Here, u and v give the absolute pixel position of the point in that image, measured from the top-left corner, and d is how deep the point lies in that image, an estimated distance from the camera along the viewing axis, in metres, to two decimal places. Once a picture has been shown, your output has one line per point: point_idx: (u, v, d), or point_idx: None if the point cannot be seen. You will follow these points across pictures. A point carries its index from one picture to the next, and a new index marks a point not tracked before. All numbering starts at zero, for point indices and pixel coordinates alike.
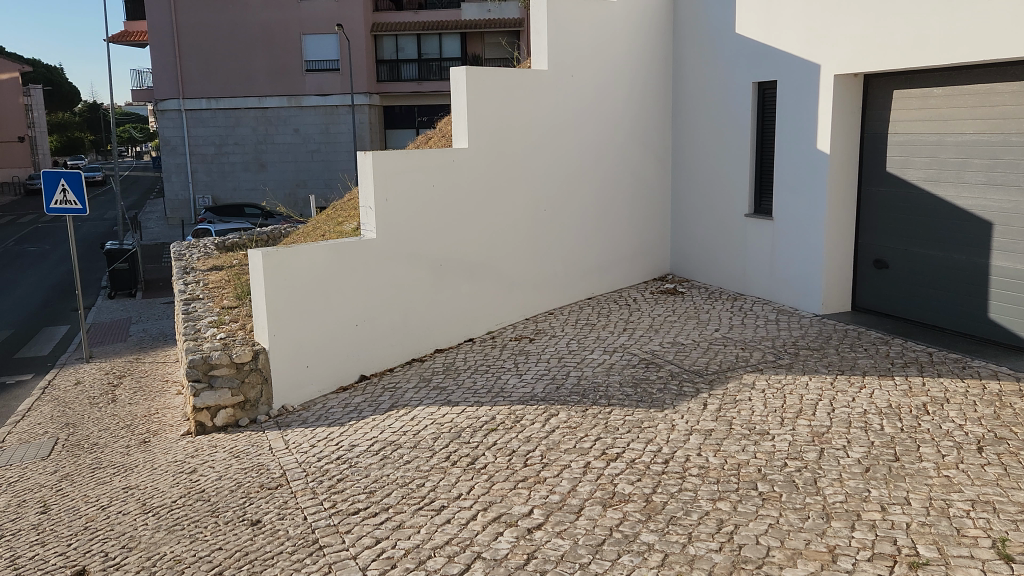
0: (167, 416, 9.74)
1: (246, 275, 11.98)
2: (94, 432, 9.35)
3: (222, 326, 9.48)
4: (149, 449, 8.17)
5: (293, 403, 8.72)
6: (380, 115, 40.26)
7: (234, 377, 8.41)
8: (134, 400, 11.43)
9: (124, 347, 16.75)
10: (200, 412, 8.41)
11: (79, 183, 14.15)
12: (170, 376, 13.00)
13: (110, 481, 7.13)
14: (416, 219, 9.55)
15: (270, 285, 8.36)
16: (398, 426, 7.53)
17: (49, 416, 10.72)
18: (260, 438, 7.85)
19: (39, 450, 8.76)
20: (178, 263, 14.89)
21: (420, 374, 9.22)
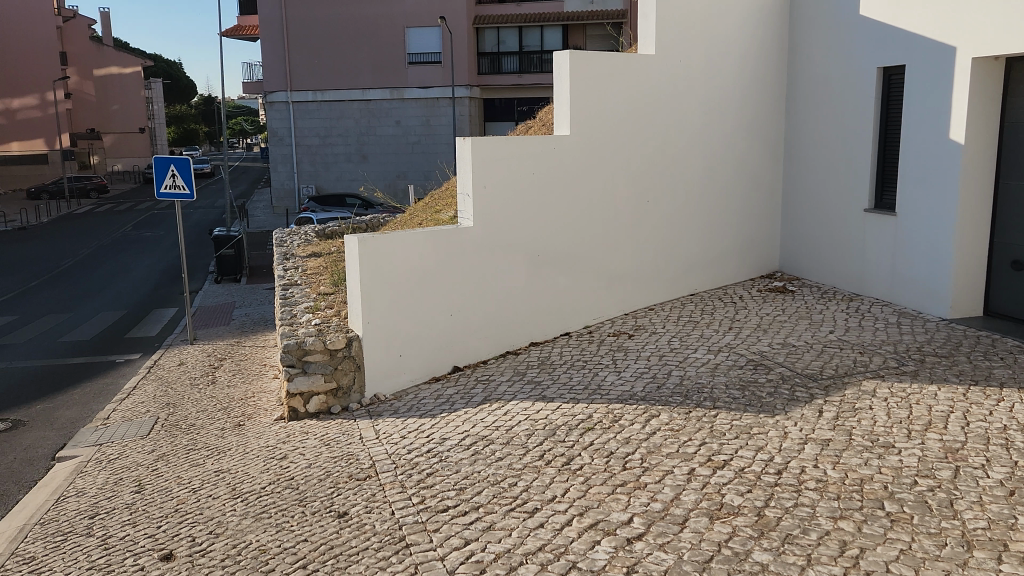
0: (263, 400, 9.80)
1: (343, 263, 12.00)
2: (193, 413, 9.49)
3: (317, 312, 9.45)
4: (243, 433, 8.18)
5: (385, 392, 8.58)
6: (479, 108, 40.30)
7: (327, 363, 8.34)
8: (233, 382, 11.61)
9: (226, 330, 17.19)
10: (292, 398, 8.37)
11: (188, 169, 14.54)
12: (268, 360, 13.19)
13: (204, 463, 7.14)
14: (514, 208, 9.27)
15: (365, 271, 8.23)
16: (491, 420, 7.27)
17: (153, 395, 11.01)
18: (351, 427, 7.74)
19: (140, 428, 8.93)
20: (279, 249, 15.15)
21: (514, 368, 8.94)
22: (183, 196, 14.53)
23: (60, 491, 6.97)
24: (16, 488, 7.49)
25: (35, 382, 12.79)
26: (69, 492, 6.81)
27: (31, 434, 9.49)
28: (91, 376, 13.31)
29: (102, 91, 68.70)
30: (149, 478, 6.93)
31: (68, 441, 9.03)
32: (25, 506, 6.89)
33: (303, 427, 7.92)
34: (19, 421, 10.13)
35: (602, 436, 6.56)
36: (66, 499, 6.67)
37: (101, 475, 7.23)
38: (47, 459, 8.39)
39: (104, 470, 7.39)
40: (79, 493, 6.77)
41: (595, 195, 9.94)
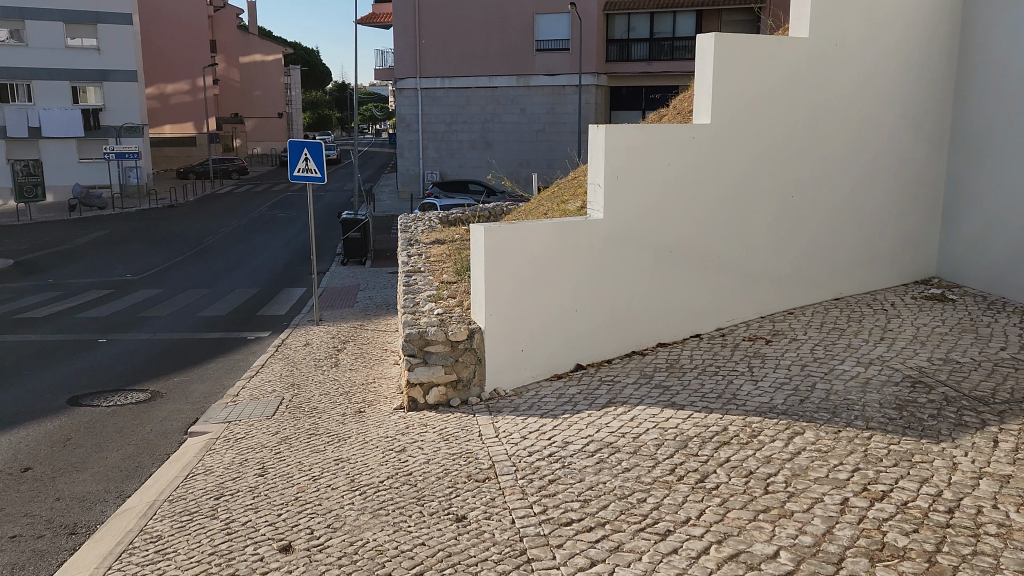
0: (383, 386, 9.75)
1: (467, 251, 11.84)
2: (316, 396, 9.55)
3: (440, 301, 9.28)
4: (363, 420, 8.11)
5: (506, 387, 8.31)
6: (607, 96, 39.55)
7: (448, 355, 8.15)
8: (355, 366, 11.69)
9: (351, 312, 17.48)
10: (412, 387, 8.22)
11: (320, 153, 14.75)
12: (389, 345, 13.24)
13: (325, 450, 7.08)
14: (648, 201, 8.78)
15: (490, 262, 7.97)
16: (617, 425, 6.87)
17: (279, 375, 11.22)
18: (471, 422, 7.50)
19: (265, 408, 9.04)
20: (404, 235, 15.20)
21: (641, 369, 8.47)
22: (315, 179, 14.77)
23: (189, 467, 7.01)
24: (148, 459, 7.66)
25: (173, 355, 13.32)
26: (196, 470, 6.88)
27: (166, 406, 9.80)
28: (224, 352, 13.76)
29: (245, 77, 72.07)
30: (271, 461, 6.91)
31: (199, 415, 9.25)
32: (156, 479, 6.95)
33: (422, 419, 7.75)
34: (156, 393, 10.50)
35: (739, 453, 6.04)
36: (195, 477, 6.69)
37: (227, 455, 7.29)
38: (179, 432, 8.59)
39: (230, 449, 7.45)
40: (206, 472, 6.82)
41: (735, 189, 9.31)
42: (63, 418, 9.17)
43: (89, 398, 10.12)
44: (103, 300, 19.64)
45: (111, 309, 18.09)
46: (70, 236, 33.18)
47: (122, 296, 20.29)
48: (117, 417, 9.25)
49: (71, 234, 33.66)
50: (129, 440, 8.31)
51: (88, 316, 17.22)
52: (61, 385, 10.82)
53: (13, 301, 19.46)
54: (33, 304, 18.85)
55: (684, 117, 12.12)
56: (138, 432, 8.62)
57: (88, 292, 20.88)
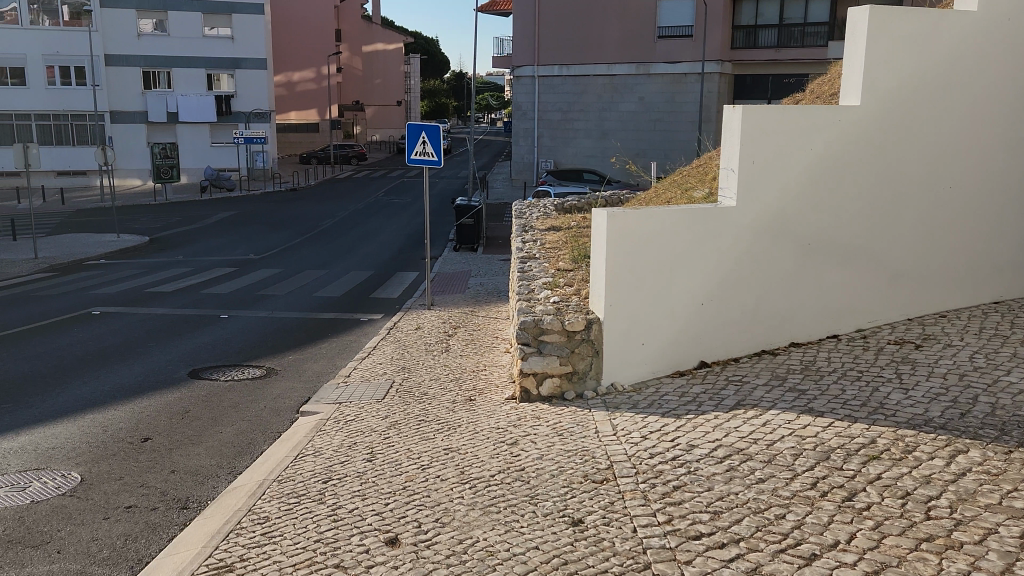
0: (495, 375, 9.44)
1: (585, 238, 11.41)
2: (427, 381, 9.34)
3: (556, 289, 8.90)
4: (474, 409, 7.81)
5: (624, 382, 7.85)
6: (730, 84, 38.07)
7: (565, 345, 7.76)
8: (467, 352, 11.46)
9: (462, 298, 17.36)
10: (526, 377, 7.88)
11: (438, 136, 14.60)
12: (500, 333, 12.99)
13: (434, 438, 6.82)
14: (785, 188, 8.10)
15: (614, 249, 7.52)
16: (747, 430, 6.29)
17: (390, 357, 11.14)
18: (587, 418, 7.08)
19: (375, 391, 8.90)
20: (519, 221, 14.90)
21: (773, 371, 7.82)
22: (431, 162, 14.64)
23: (299, 447, 6.89)
24: (260, 436, 7.63)
25: (289, 333, 13.49)
26: (306, 451, 6.75)
27: (280, 384, 9.84)
28: (337, 332, 13.85)
29: (367, 66, 73.71)
30: (380, 447, 6.70)
31: (311, 395, 9.21)
32: (267, 457, 6.86)
33: (535, 412, 7.41)
34: (271, 370, 10.59)
35: (890, 470, 5.38)
36: (305, 457, 6.54)
37: (336, 437, 7.14)
38: (292, 411, 8.56)
39: (339, 432, 7.31)
40: (315, 453, 6.67)
41: (883, 177, 8.48)
42: (181, 390, 9.32)
43: (208, 372, 10.29)
44: (227, 277, 20.29)
45: (233, 287, 18.64)
46: (200, 215, 34.70)
47: (244, 274, 20.92)
48: (233, 393, 9.33)
49: (200, 213, 35.22)
50: (243, 416, 8.32)
51: (212, 292, 17.78)
52: (182, 358, 11.07)
53: (145, 275, 20.37)
54: (163, 279, 19.67)
55: (824, 100, 11.22)
56: (251, 408, 8.64)
57: (214, 269, 21.65)
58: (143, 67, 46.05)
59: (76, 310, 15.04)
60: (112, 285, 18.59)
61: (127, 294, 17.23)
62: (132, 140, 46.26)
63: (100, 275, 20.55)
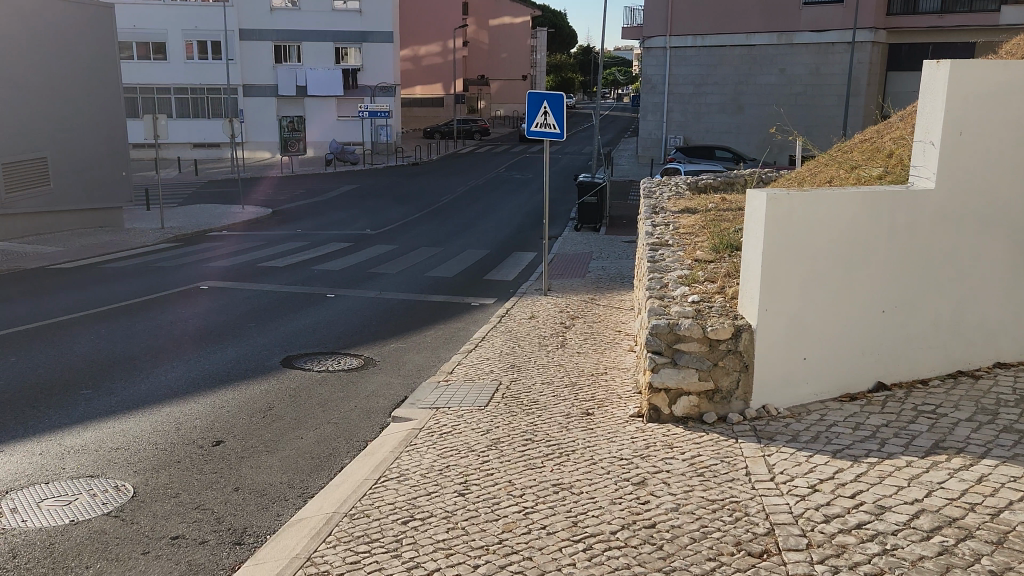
0: (616, 383, 8.09)
1: (727, 224, 9.84)
2: (538, 385, 8.11)
3: (694, 285, 7.44)
4: (592, 430, 6.51)
5: (779, 405, 6.38)
6: (883, 55, 34.63)
7: (705, 358, 6.35)
8: (585, 349, 10.15)
9: (582, 283, 16.02)
10: (656, 394, 6.47)
11: (561, 106, 13.25)
12: (624, 327, 11.60)
13: (542, 467, 5.58)
14: (1000, 166, 6.32)
15: (772, 241, 6.04)
16: (957, 489, 4.68)
17: (499, 352, 10.00)
18: (732, 452, 5.64)
19: (478, 396, 7.76)
20: (647, 201, 13.39)
21: (976, 400, 6.05)
22: (553, 135, 13.32)
23: (385, 465, 5.84)
24: (345, 445, 6.65)
25: (395, 317, 12.62)
26: (389, 473, 5.68)
27: (376, 380, 8.87)
28: (446, 318, 12.85)
29: (494, 40, 72.89)
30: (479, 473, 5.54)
31: (409, 395, 8.18)
32: (345, 478, 5.88)
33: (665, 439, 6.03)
34: (370, 362, 9.68)
35: None
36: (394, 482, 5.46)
37: (427, 455, 6.03)
38: (386, 414, 7.56)
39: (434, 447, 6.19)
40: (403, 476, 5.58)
41: None
42: (272, 382, 8.53)
43: (303, 362, 9.48)
44: (342, 252, 19.80)
45: (347, 263, 18.08)
46: (324, 188, 34.88)
47: (359, 250, 20.40)
48: (325, 388, 8.45)
49: (324, 186, 35.40)
50: (332, 419, 7.38)
51: (325, 268, 17.26)
52: (281, 343, 10.35)
53: (263, 248, 20.20)
54: (279, 253, 19.39)
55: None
56: (342, 409, 7.70)
57: (330, 244, 21.26)
58: (275, 41, 46.91)
59: (188, 284, 14.77)
60: (230, 257, 18.45)
61: (241, 267, 16.94)
62: (264, 114, 47.32)
63: (221, 247, 20.54)
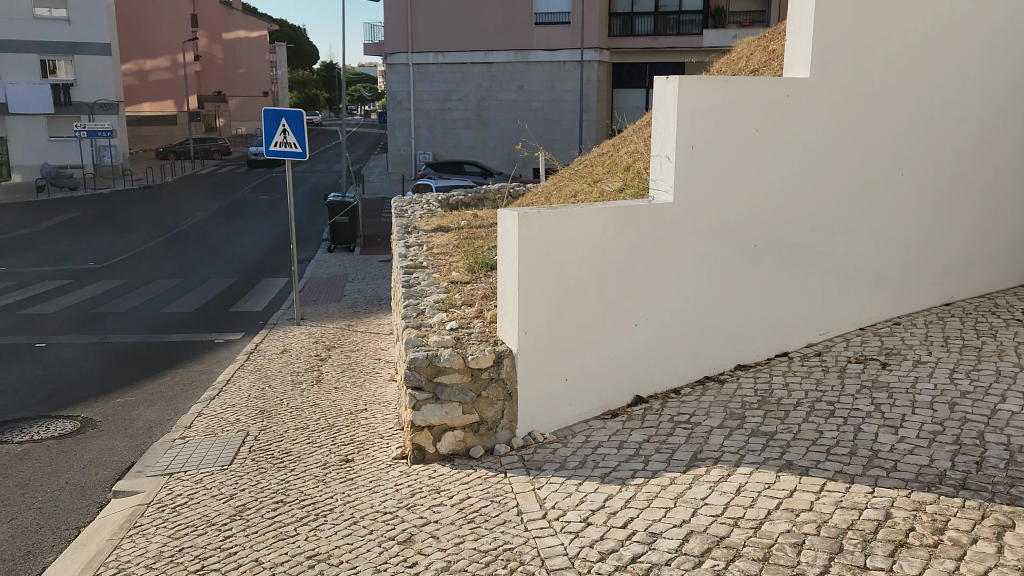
0: (377, 421, 7.53)
1: (480, 242, 9.67)
2: (290, 432, 7.35)
3: (451, 311, 7.10)
4: (352, 481, 5.92)
5: (544, 430, 6.20)
6: (609, 73, 37.16)
7: (468, 389, 6.02)
8: (343, 383, 9.48)
9: (337, 309, 15.25)
10: (419, 433, 6.02)
11: (301, 124, 12.43)
12: (383, 354, 11.06)
13: (296, 536, 4.91)
14: (730, 178, 6.63)
15: (525, 262, 5.85)
16: (720, 504, 4.68)
17: (246, 396, 9.03)
18: (502, 490, 5.32)
19: (221, 454, 6.85)
20: (399, 221, 12.97)
21: (725, 405, 6.25)
22: (294, 155, 12.46)
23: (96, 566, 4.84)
24: (50, 540, 5.52)
25: (124, 366, 11.11)
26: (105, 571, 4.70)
27: (96, 447, 7.61)
28: (185, 361, 11.54)
29: (229, 54, 69.19)
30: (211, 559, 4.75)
31: (135, 461, 7.08)
32: None
33: (431, 483, 5.59)
34: (90, 425, 8.33)
35: (931, 568, 3.86)
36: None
37: (154, 539, 5.11)
38: (106, 490, 6.44)
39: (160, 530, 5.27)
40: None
41: (836, 166, 7.16)
42: None
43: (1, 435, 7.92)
44: (59, 292, 17.36)
45: (64, 305, 15.84)
46: (36, 218, 30.76)
47: (80, 288, 18.02)
48: (29, 465, 7.09)
49: (37, 216, 31.24)
50: (33, 507, 6.15)
51: (35, 313, 14.96)
52: None
53: None
54: None
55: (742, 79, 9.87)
56: (49, 491, 6.46)
57: (44, 283, 18.59)
58: None
59: None
60: None
61: None
62: None
63: None
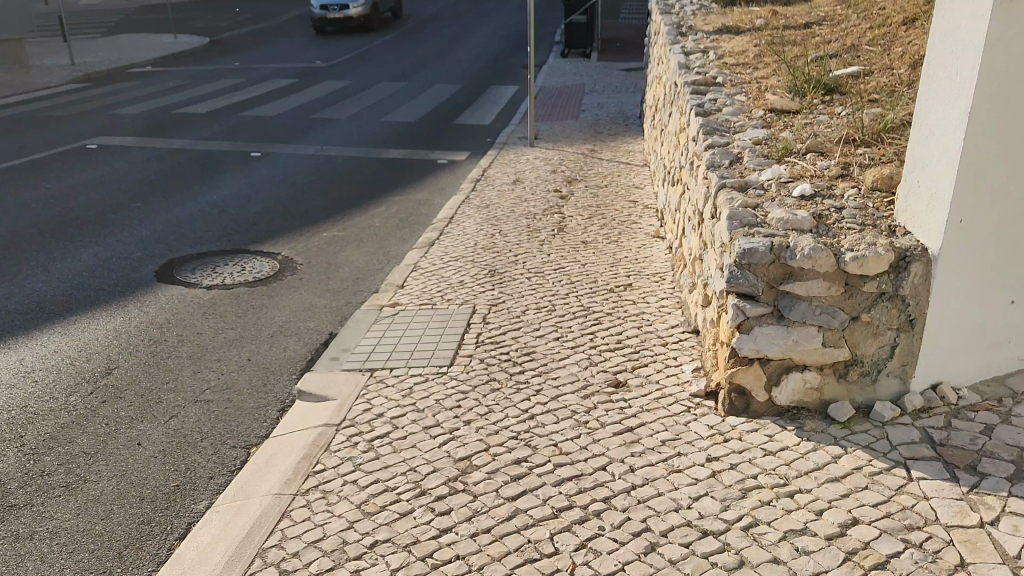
0: (651, 312, 5.25)
1: (801, 52, 6.75)
2: (532, 317, 5.27)
3: (789, 163, 4.49)
4: (630, 438, 3.66)
5: (959, 384, 3.65)
6: None
7: (837, 308, 3.51)
8: (595, 237, 7.25)
9: (577, 127, 12.88)
10: (744, 371, 3.65)
11: None
12: (640, 196, 8.70)
13: (549, 543, 2.92)
14: None
15: (988, 87, 3.16)
16: None
17: (474, 246, 7.10)
18: (917, 518, 2.87)
19: (441, 342, 4.94)
20: (668, 18, 10.11)
21: None
22: None
23: (252, 555, 3.04)
24: (207, 464, 3.89)
25: (338, 188, 9.52)
26: (274, 539, 3.12)
27: (288, 306, 5.98)
28: (403, 186, 9.77)
29: None
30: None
31: (333, 336, 5.38)
32: (210, 522, 3.35)
33: (775, 475, 3.21)
34: (287, 270, 6.76)
35: None
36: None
37: (347, 498, 3.35)
38: (291, 381, 4.77)
39: (343, 496, 3.37)
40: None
41: None
42: (131, 317, 5.69)
43: (186, 277, 6.52)
44: (284, 93, 16.20)
45: (285, 108, 14.61)
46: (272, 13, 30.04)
47: (305, 89, 16.80)
48: (212, 321, 5.67)
49: (269, 11, 30.64)
50: (202, 395, 4.59)
51: (257, 116, 13.81)
52: (164, 242, 7.33)
53: (189, 89, 16.54)
54: (206, 95, 15.82)
55: None
56: (228, 370, 4.92)
57: (269, 82, 17.51)
58: None
59: (73, 143, 11.42)
60: (139, 103, 14.84)
61: (152, 117, 13.50)
62: None
63: (138, 87, 16.84)
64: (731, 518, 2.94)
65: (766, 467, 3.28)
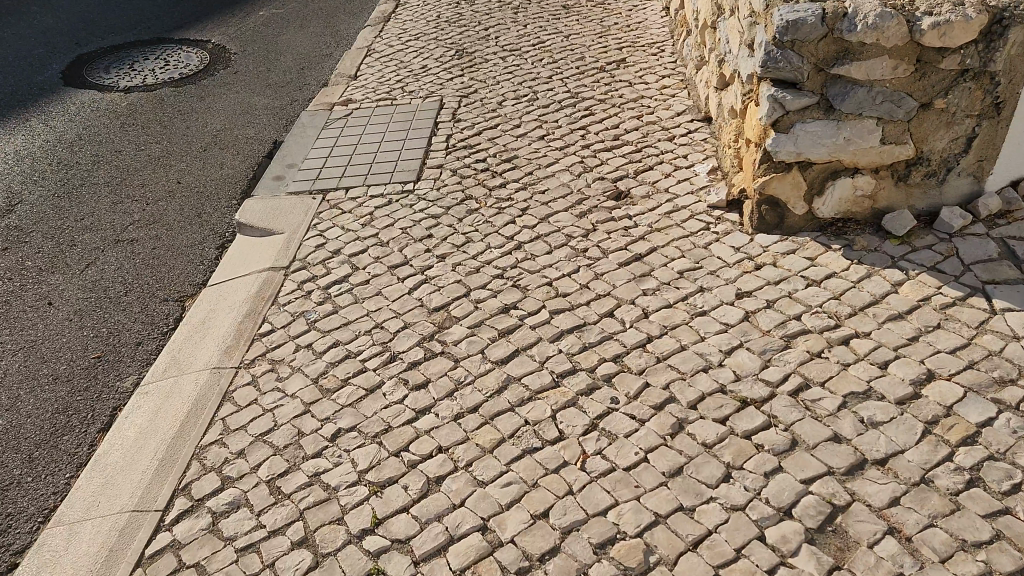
0: (652, 96, 4.41)
1: None
2: (511, 111, 4.43)
3: None
4: (639, 267, 3.00)
5: None
6: None
7: (903, 94, 2.71)
8: (579, 1, 6.18)
9: None
10: (780, 179, 2.93)
11: None
12: None
13: (549, 424, 2.36)
14: None
15: None
16: None
17: (438, 20, 6.07)
18: (1009, 367, 2.28)
19: (405, 148, 4.15)
20: None
21: None
22: None
23: (188, 456, 2.49)
24: (133, 326, 3.23)
25: None
26: (213, 436, 2.54)
27: (222, 108, 5.04)
28: None
29: None
30: (388, 502, 2.21)
31: (277, 146, 4.52)
32: (137, 409, 2.76)
33: (824, 315, 2.60)
34: (219, 63, 5.71)
35: None
36: (180, 564, 2.15)
37: (300, 371, 2.75)
38: (230, 208, 3.99)
39: (295, 369, 2.76)
40: (217, 517, 2.26)
41: None
42: (34, 135, 4.78)
43: (99, 77, 5.46)
44: None
45: None
46: None
47: None
48: (132, 133, 4.76)
49: None
50: (124, 235, 3.83)
51: None
52: (68, 35, 6.17)
53: None
54: None
55: None
56: (155, 199, 4.12)
57: None
58: None
59: None
60: None
61: None
62: None
63: None
64: (775, 382, 2.37)
65: (811, 304, 2.65)
